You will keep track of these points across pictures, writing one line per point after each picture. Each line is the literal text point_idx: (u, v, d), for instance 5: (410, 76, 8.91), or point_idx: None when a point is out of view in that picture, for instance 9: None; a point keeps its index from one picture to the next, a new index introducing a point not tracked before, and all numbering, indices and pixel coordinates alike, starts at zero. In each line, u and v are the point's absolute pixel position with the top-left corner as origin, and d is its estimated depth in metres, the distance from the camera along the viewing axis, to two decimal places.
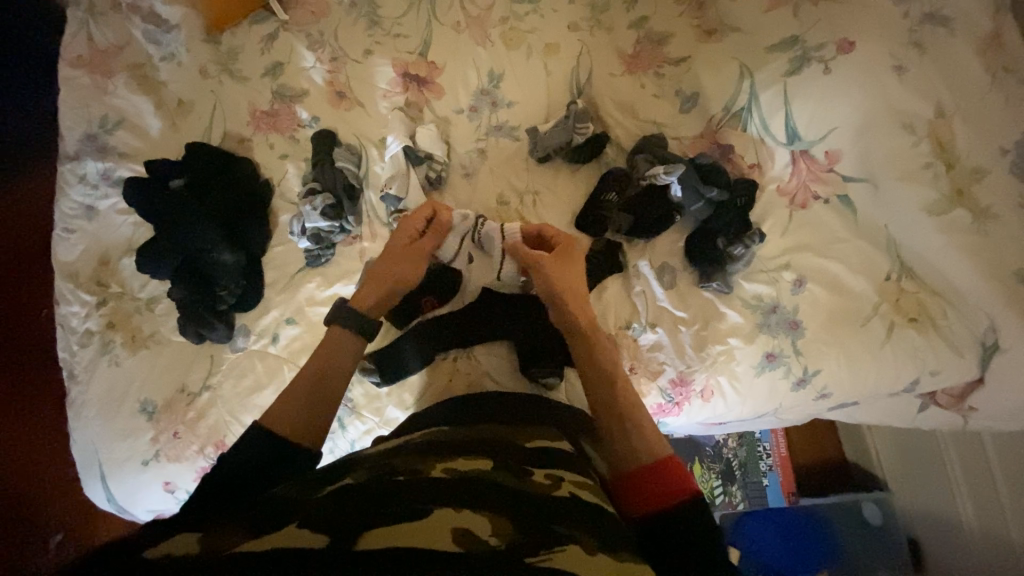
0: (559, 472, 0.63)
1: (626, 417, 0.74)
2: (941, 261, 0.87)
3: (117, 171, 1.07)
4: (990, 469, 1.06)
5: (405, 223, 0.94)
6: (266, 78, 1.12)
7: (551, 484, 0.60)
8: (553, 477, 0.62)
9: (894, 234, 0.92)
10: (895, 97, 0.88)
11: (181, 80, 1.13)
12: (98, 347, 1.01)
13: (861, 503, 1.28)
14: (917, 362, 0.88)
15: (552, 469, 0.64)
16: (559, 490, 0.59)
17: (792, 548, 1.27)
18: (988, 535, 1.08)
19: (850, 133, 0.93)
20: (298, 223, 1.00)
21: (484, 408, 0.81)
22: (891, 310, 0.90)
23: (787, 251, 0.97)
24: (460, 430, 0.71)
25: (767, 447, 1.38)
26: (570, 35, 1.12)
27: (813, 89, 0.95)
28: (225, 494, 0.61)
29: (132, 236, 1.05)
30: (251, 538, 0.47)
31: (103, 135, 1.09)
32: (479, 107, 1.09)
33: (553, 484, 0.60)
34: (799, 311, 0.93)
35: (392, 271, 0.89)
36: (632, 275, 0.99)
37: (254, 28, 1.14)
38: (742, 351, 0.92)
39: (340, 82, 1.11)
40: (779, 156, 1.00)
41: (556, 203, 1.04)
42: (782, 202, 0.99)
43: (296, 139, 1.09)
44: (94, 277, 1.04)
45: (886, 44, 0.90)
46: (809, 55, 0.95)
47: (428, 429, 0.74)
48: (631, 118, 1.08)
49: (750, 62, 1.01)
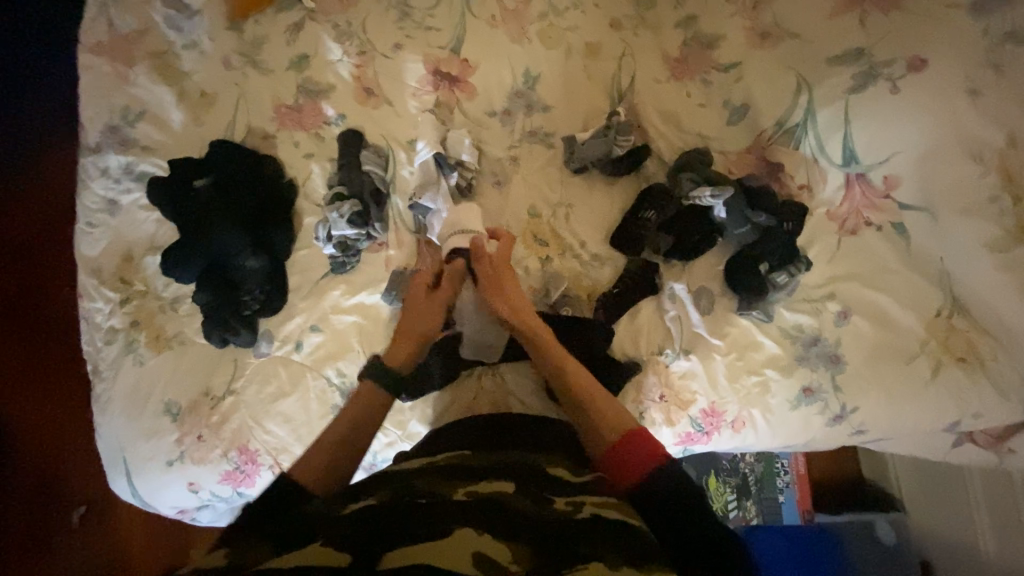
0: (582, 495, 0.61)
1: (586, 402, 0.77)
2: (999, 302, 0.81)
3: (140, 165, 1.04)
4: (1015, 503, 1.04)
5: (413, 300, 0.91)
6: (291, 71, 1.07)
7: (573, 509, 0.58)
8: (575, 503, 0.59)
9: (949, 267, 0.86)
10: (965, 124, 0.81)
11: (204, 70, 1.08)
12: (124, 345, 1.00)
13: (875, 522, 1.30)
14: (960, 403, 0.84)
15: (574, 493, 0.61)
16: (582, 514, 0.57)
17: (804, 564, 1.28)
18: (1001, 563, 1.08)
19: (912, 158, 0.87)
20: (324, 229, 0.97)
21: (503, 422, 0.80)
22: (938, 348, 0.86)
23: (831, 281, 0.92)
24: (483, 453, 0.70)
25: (785, 464, 1.38)
26: (613, 35, 1.07)
27: (876, 110, 0.88)
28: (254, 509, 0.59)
29: (156, 233, 1.03)
30: (278, 557, 0.49)
31: (125, 126, 1.05)
32: (514, 110, 1.04)
33: (575, 509, 0.58)
34: (841, 345, 0.89)
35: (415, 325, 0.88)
36: (666, 298, 0.95)
37: (279, 16, 1.09)
38: (778, 383, 0.89)
39: (367, 77, 1.06)
40: (832, 177, 0.93)
41: (590, 216, 1.00)
42: (831, 227, 0.93)
43: (321, 137, 1.05)
44: (118, 273, 1.03)
45: (961, 64, 0.82)
46: (875, 71, 0.88)
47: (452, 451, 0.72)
48: (674, 129, 1.02)
49: (808, 74, 0.94)
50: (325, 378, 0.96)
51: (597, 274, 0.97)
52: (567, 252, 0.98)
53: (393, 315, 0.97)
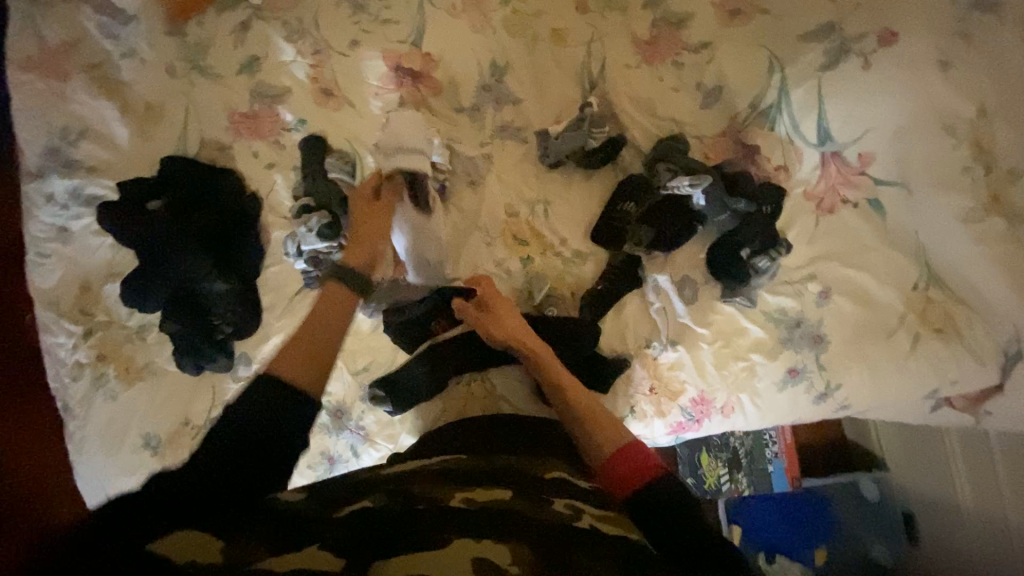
0: (580, 503, 0.61)
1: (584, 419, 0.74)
2: (974, 274, 0.81)
3: (87, 188, 0.95)
4: (993, 460, 1.09)
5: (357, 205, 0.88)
6: (242, 76, 1.00)
7: (571, 514, 0.57)
8: (574, 508, 0.59)
9: (924, 241, 0.87)
10: (938, 99, 0.80)
11: (145, 79, 1.00)
12: (91, 381, 0.94)
13: (859, 481, 1.39)
14: (939, 372, 0.85)
15: (572, 500, 0.61)
16: (580, 521, 0.56)
17: (792, 526, 1.38)
18: (981, 514, 1.14)
19: (885, 135, 0.87)
20: (293, 244, 0.94)
21: (501, 431, 0.80)
22: (916, 321, 0.87)
23: (811, 261, 0.92)
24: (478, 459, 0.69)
25: (773, 435, 1.40)
26: (580, 19, 1.03)
27: (849, 87, 0.88)
28: (246, 450, 0.54)
29: (113, 260, 0.96)
30: (274, 554, 0.44)
31: (66, 147, 0.95)
32: (483, 105, 1.00)
33: (573, 515, 0.58)
34: (823, 325, 0.90)
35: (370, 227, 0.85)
36: (651, 290, 0.94)
37: (224, 16, 1.02)
38: (764, 367, 0.90)
39: (325, 78, 1.00)
40: (807, 157, 0.93)
41: (569, 211, 0.98)
42: (809, 207, 0.93)
43: (281, 145, 1.00)
44: (77, 306, 0.95)
45: (931, 35, 0.81)
46: (846, 46, 0.87)
47: (447, 456, 0.71)
48: (648, 116, 0.99)
49: (779, 53, 0.93)
50: None
51: (579, 271, 0.96)
52: (548, 250, 0.96)
53: (375, 328, 0.94)
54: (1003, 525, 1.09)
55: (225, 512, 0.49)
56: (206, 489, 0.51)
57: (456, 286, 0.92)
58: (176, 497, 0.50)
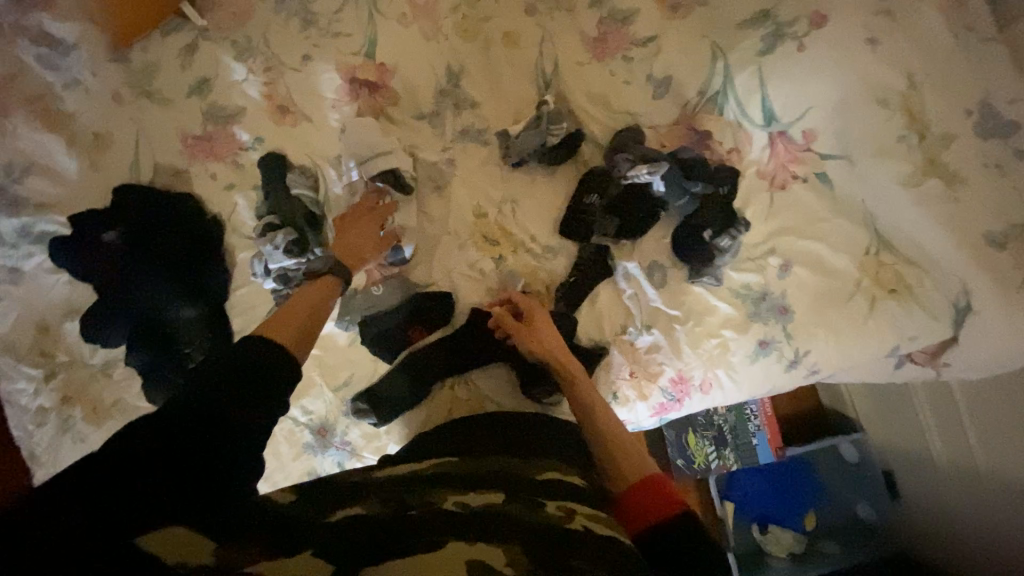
0: (572, 505, 0.61)
1: (609, 447, 0.74)
2: (920, 233, 0.87)
3: (37, 225, 0.90)
4: (959, 413, 1.15)
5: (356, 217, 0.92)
6: (193, 98, 0.99)
7: (564, 516, 0.57)
8: (566, 509, 0.59)
9: (871, 209, 0.92)
10: (870, 71, 0.86)
11: (89, 108, 0.96)
12: (57, 425, 0.89)
13: (840, 444, 1.40)
14: (896, 330, 0.90)
15: (564, 501, 0.61)
16: (572, 524, 0.56)
17: (778, 494, 1.43)
18: (953, 464, 1.19)
19: (826, 112, 0.91)
20: (260, 264, 0.93)
21: (503, 431, 0.80)
22: (871, 284, 0.92)
23: (770, 237, 0.96)
24: (471, 462, 0.69)
25: (754, 409, 1.45)
26: (528, 21, 1.06)
27: (788, 70, 0.92)
28: (240, 396, 0.53)
29: (72, 298, 0.91)
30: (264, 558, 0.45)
31: (14, 186, 0.90)
32: (441, 111, 1.02)
33: (565, 516, 0.58)
34: (787, 296, 0.94)
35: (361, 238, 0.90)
36: (622, 278, 0.97)
37: (169, 39, 1.00)
38: (737, 342, 0.93)
39: (279, 94, 1.00)
40: (756, 139, 0.97)
41: (535, 208, 0.99)
42: (762, 185, 0.98)
43: (240, 165, 0.98)
44: (37, 347, 0.90)
45: (858, 16, 0.86)
46: (781, 32, 0.92)
47: (438, 459, 0.71)
48: (602, 110, 1.02)
49: (722, 42, 0.96)
50: (290, 419, 0.91)
51: (552, 265, 0.97)
52: (519, 247, 0.97)
53: (353, 341, 0.92)
54: (977, 477, 1.14)
55: (220, 496, 0.49)
56: (179, 458, 0.48)
57: (438, 292, 0.94)
58: (145, 465, 0.47)
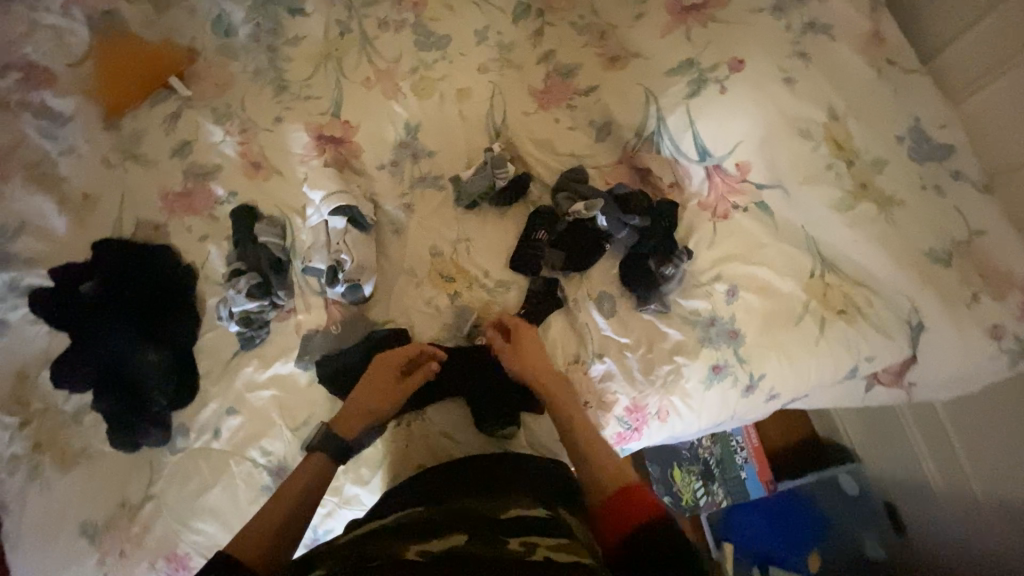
0: (535, 538, 0.61)
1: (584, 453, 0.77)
2: (859, 254, 0.91)
3: (25, 280, 0.98)
4: (948, 435, 1.12)
5: (387, 362, 0.89)
6: (175, 159, 1.08)
7: (525, 550, 0.58)
8: (528, 543, 0.59)
9: (811, 233, 0.95)
10: (788, 107, 0.93)
11: (82, 172, 1.06)
12: (27, 474, 0.91)
13: (837, 476, 1.34)
14: (852, 351, 0.91)
15: (528, 536, 0.61)
16: (534, 555, 0.57)
17: (783, 532, 1.36)
18: (949, 490, 1.15)
19: (754, 144, 0.96)
20: (225, 308, 0.97)
21: (474, 476, 0.80)
22: (819, 305, 0.93)
23: (715, 264, 0.99)
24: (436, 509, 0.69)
25: (740, 441, 1.42)
26: (481, 78, 1.14)
27: (714, 109, 0.98)
28: None
29: (50, 347, 0.97)
30: None
31: (5, 243, 0.99)
32: (400, 161, 1.09)
33: (527, 549, 0.58)
34: (735, 321, 0.95)
35: (376, 398, 0.86)
36: (574, 309, 1.00)
37: (155, 109, 1.11)
38: (689, 368, 0.94)
39: (253, 152, 1.09)
40: (694, 172, 1.02)
41: (488, 246, 1.04)
42: (705, 216, 1.02)
43: (215, 217, 1.06)
44: (13, 396, 0.95)
45: (773, 60, 0.95)
46: (705, 76, 0.99)
47: (404, 512, 0.71)
48: (549, 153, 1.10)
49: (654, 88, 1.03)
50: (249, 461, 0.91)
51: (505, 299, 1.01)
52: (474, 283, 1.01)
53: (311, 380, 0.95)
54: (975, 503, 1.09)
55: None
56: None
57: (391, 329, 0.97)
58: None
